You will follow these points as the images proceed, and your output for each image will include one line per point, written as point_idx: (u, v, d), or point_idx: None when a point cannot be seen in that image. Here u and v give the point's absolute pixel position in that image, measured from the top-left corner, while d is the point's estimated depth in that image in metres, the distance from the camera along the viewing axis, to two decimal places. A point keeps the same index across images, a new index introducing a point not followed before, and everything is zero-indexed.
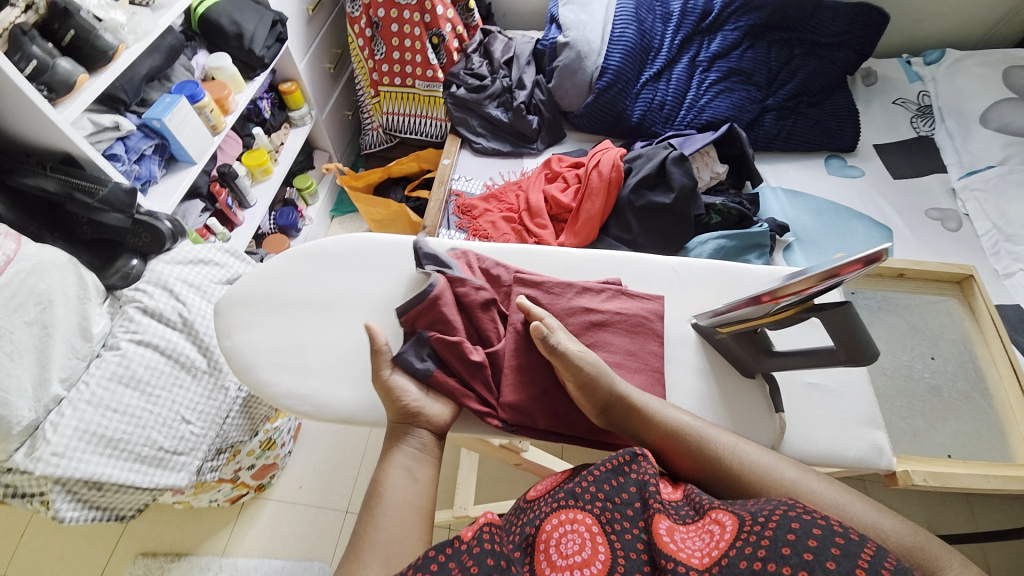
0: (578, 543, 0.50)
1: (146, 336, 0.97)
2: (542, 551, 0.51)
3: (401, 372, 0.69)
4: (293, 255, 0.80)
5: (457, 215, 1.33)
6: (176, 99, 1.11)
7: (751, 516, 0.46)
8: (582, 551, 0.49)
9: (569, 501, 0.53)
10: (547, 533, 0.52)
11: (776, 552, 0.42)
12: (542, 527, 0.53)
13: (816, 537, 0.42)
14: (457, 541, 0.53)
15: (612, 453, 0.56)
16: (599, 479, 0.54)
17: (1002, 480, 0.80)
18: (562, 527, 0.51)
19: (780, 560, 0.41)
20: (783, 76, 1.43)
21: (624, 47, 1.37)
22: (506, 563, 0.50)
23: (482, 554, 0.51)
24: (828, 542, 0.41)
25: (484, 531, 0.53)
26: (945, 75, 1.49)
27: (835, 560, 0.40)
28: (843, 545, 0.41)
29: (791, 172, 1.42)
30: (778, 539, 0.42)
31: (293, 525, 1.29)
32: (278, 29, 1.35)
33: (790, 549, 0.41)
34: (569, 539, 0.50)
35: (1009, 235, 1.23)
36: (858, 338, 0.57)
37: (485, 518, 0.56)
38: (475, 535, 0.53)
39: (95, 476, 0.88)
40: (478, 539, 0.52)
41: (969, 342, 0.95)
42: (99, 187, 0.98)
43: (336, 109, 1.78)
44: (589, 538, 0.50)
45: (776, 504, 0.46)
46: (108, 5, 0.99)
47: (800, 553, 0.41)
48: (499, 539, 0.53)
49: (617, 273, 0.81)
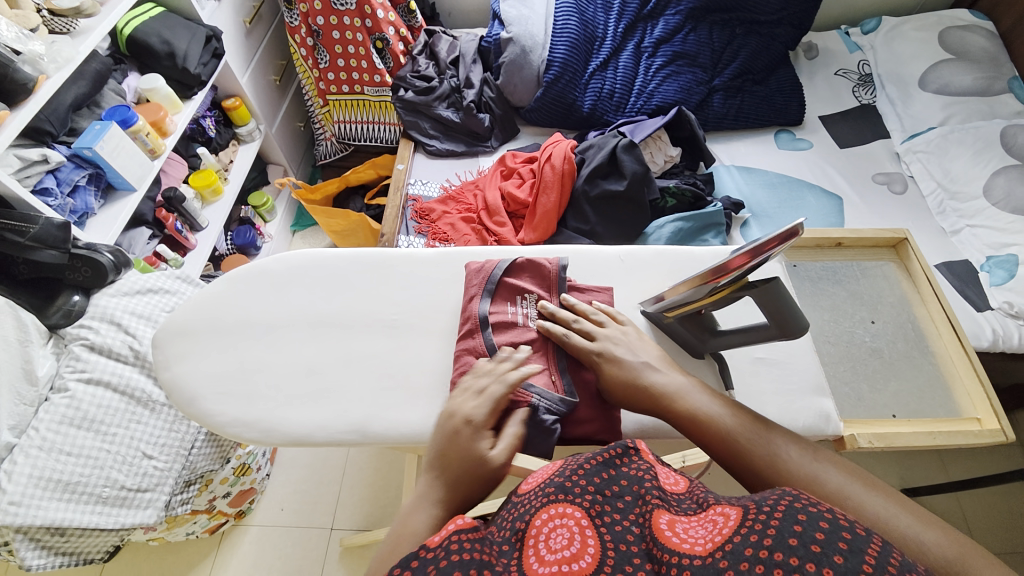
0: (567, 537, 0.46)
1: (96, 374, 0.93)
2: (529, 545, 0.47)
3: (441, 442, 0.59)
4: (233, 277, 0.78)
5: (416, 219, 1.31)
6: (107, 125, 1.07)
7: (755, 504, 0.42)
8: (570, 546, 0.46)
9: (558, 495, 0.50)
10: (536, 528, 0.48)
11: (782, 541, 0.37)
12: (531, 523, 0.49)
13: (823, 529, 0.37)
14: (422, 551, 0.46)
15: (602, 447, 0.55)
16: (589, 472, 0.52)
17: (948, 436, 0.84)
18: (552, 521, 0.48)
19: (788, 550, 0.37)
20: (727, 57, 1.46)
21: (569, 39, 1.38)
22: (476, 572, 0.44)
23: (450, 565, 0.44)
24: (836, 536, 0.37)
25: (454, 540, 0.47)
26: (883, 43, 1.53)
27: (842, 555, 0.36)
28: (851, 540, 0.37)
29: (742, 150, 1.44)
30: (785, 530, 0.38)
31: (276, 549, 1.26)
32: (213, 45, 1.30)
33: (797, 540, 0.37)
34: (558, 534, 0.47)
35: (953, 193, 1.27)
36: (788, 313, 0.58)
37: (455, 525, 0.49)
38: (443, 544, 0.46)
39: (55, 523, 0.85)
40: (447, 550, 0.45)
41: (909, 303, 0.99)
42: (30, 226, 0.94)
43: (286, 122, 1.74)
44: (578, 532, 0.47)
45: (781, 494, 0.42)
46: (25, 36, 0.93)
47: (806, 544, 0.37)
48: (474, 547, 0.46)
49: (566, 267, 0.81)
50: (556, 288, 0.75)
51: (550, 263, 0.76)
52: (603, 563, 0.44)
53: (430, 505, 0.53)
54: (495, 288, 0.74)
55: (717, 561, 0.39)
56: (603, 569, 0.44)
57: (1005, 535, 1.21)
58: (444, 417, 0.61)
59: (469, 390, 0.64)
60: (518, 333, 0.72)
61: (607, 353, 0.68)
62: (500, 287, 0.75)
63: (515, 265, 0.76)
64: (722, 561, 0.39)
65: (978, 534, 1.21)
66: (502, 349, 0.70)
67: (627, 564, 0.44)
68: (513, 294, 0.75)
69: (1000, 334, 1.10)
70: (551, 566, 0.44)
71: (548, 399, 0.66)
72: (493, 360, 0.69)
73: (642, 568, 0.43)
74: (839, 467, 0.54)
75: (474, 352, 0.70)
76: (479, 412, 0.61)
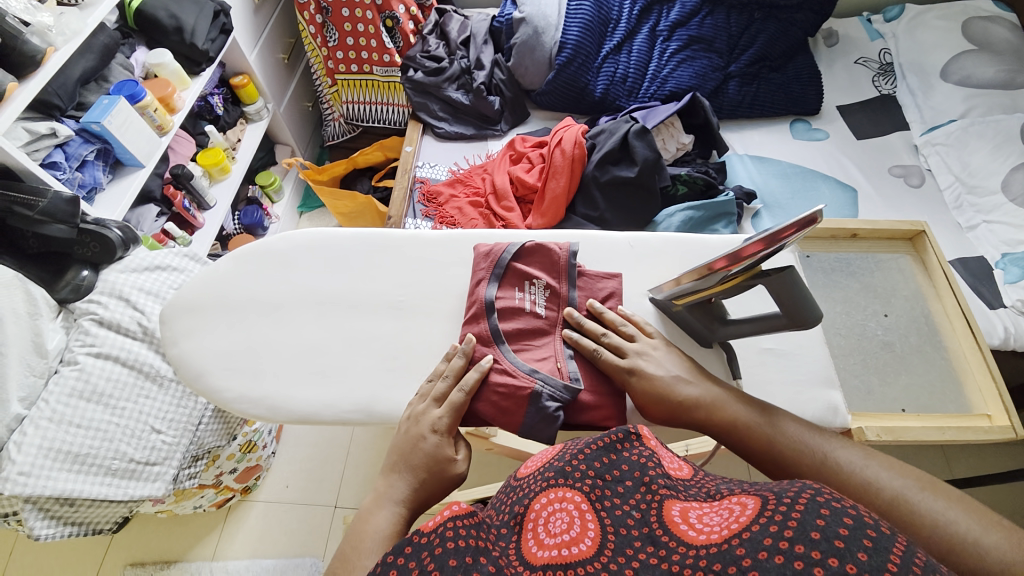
0: (566, 521, 0.47)
1: (105, 349, 0.94)
2: (529, 529, 0.48)
3: (400, 445, 0.62)
4: (239, 255, 0.78)
5: (423, 202, 1.30)
6: (115, 100, 1.06)
7: (775, 496, 0.41)
8: (570, 530, 0.46)
9: (558, 480, 0.50)
10: (535, 511, 0.49)
11: (804, 535, 0.36)
12: (530, 506, 0.50)
13: (847, 525, 0.36)
14: (416, 536, 0.46)
15: (603, 432, 0.55)
16: (589, 457, 0.52)
17: (956, 432, 0.83)
18: (551, 505, 0.49)
19: (810, 544, 0.36)
20: (744, 42, 1.42)
21: (582, 21, 1.35)
22: (472, 559, 0.44)
23: (445, 555, 0.44)
24: (859, 532, 0.36)
25: (450, 525, 0.46)
26: (906, 31, 1.48)
27: (866, 552, 0.35)
28: (876, 538, 0.36)
29: (757, 139, 1.41)
30: (806, 523, 0.37)
31: (282, 525, 1.28)
32: (221, 20, 1.29)
33: (820, 535, 0.36)
34: (557, 517, 0.47)
35: (971, 187, 1.24)
36: (801, 303, 0.57)
37: (450, 510, 0.48)
38: (438, 530, 0.46)
39: (65, 493, 0.86)
40: (442, 536, 0.46)
41: (922, 297, 0.97)
42: (38, 200, 0.94)
43: (295, 101, 1.72)
44: (578, 516, 0.47)
45: (802, 486, 0.41)
46: (34, 7, 0.92)
47: (830, 539, 0.36)
48: (471, 531, 0.47)
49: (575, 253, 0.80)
50: (565, 274, 0.74)
51: (560, 248, 0.75)
52: (603, 547, 0.44)
53: (390, 506, 0.56)
54: (502, 274, 0.73)
55: (734, 548, 0.39)
56: (603, 553, 0.44)
57: None
58: (405, 425, 0.63)
59: (430, 394, 0.65)
60: (525, 321, 0.71)
61: (639, 370, 0.66)
62: (508, 272, 0.74)
63: (524, 249, 0.75)
64: (738, 548, 0.38)
65: None
66: (507, 333, 0.70)
67: (629, 548, 0.44)
68: (521, 279, 0.74)
69: (1012, 332, 1.08)
70: (549, 550, 0.45)
71: (552, 385, 0.66)
72: (498, 343, 0.69)
73: (643, 551, 0.43)
74: (894, 470, 0.54)
75: (478, 335, 0.69)
76: (443, 421, 0.62)
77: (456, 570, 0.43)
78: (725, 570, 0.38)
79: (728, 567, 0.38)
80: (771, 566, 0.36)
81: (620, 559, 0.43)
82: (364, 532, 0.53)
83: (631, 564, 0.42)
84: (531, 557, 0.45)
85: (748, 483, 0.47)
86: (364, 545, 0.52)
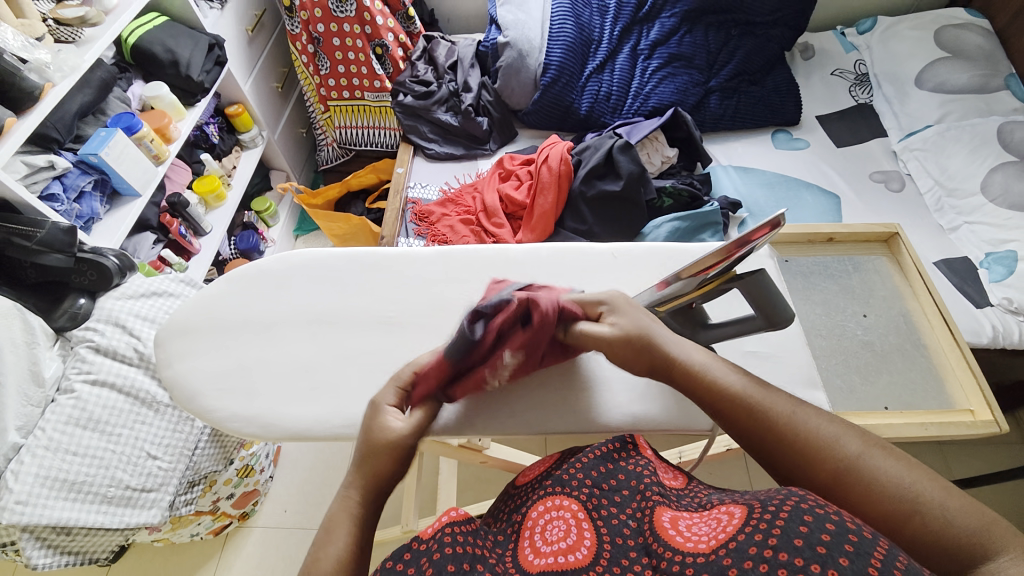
0: (563, 530, 0.47)
1: (101, 375, 0.95)
2: (526, 537, 0.49)
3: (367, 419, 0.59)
4: (233, 276, 0.80)
5: (415, 222, 1.32)
6: (112, 132, 1.09)
7: (761, 504, 0.41)
8: (566, 538, 0.47)
9: (557, 488, 0.52)
10: (532, 520, 0.50)
11: (787, 542, 0.37)
12: (527, 515, 0.51)
13: (830, 531, 0.36)
14: (415, 543, 0.47)
15: (602, 442, 0.56)
16: (586, 466, 0.53)
17: (941, 428, 0.84)
18: (548, 514, 0.50)
19: (793, 551, 0.36)
20: (722, 58, 1.47)
21: (565, 43, 1.40)
22: (469, 565, 0.45)
23: (443, 559, 0.45)
24: (842, 538, 0.36)
25: (449, 531, 0.47)
26: (879, 42, 1.54)
27: (848, 558, 0.35)
28: (857, 544, 0.36)
29: (739, 150, 1.45)
30: (790, 530, 0.37)
31: (279, 550, 1.27)
32: (216, 53, 1.33)
33: (803, 541, 0.36)
34: (554, 525, 0.48)
35: (950, 189, 1.27)
36: (774, 303, 0.62)
37: (450, 516, 0.50)
38: (436, 536, 0.47)
39: (60, 522, 0.86)
40: (441, 541, 0.46)
41: (901, 296, 0.99)
42: (36, 231, 0.96)
43: (289, 128, 1.77)
44: (574, 524, 0.48)
45: (788, 494, 0.41)
46: (31, 45, 0.96)
47: (813, 546, 0.36)
48: (469, 536, 0.48)
49: (561, 265, 0.82)
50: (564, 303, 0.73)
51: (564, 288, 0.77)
52: (599, 556, 0.45)
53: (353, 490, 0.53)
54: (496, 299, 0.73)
55: (720, 558, 0.39)
56: (599, 561, 0.44)
57: None
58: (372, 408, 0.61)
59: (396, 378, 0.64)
60: None
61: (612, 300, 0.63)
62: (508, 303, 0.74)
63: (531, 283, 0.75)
64: (725, 558, 0.39)
65: None
66: None
67: (624, 558, 0.44)
68: None
69: (999, 330, 1.09)
70: (546, 557, 0.45)
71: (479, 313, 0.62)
72: None
73: (639, 562, 0.44)
74: (861, 435, 0.50)
75: None
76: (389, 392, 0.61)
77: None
78: None
79: None
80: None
81: (616, 568, 0.44)
82: (336, 518, 0.51)
83: (626, 574, 0.43)
84: (528, 564, 0.46)
85: (737, 492, 0.47)
86: (339, 529, 0.50)
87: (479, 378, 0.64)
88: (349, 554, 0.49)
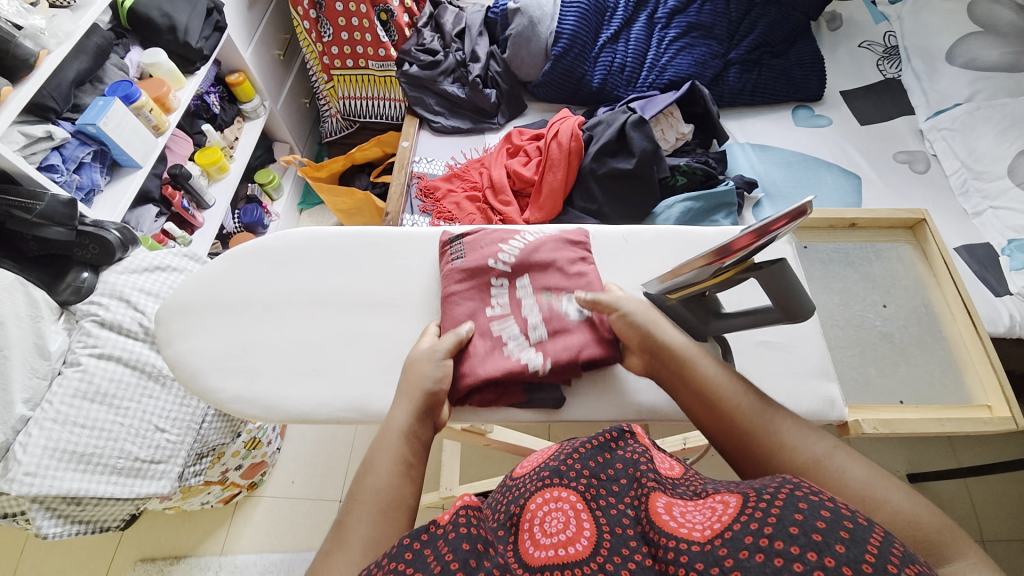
0: (562, 521, 0.47)
1: (107, 350, 0.95)
2: (525, 530, 0.48)
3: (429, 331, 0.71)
4: (234, 255, 0.78)
5: (421, 197, 1.29)
6: (110, 101, 1.06)
7: (755, 492, 0.41)
8: (565, 529, 0.46)
9: (554, 479, 0.51)
10: (531, 511, 0.49)
11: (782, 530, 0.37)
12: (526, 507, 0.50)
13: (824, 518, 0.36)
14: (433, 526, 0.46)
15: (597, 431, 0.55)
16: (584, 456, 0.53)
17: (955, 423, 0.82)
18: (547, 505, 0.49)
19: (788, 539, 0.36)
20: (744, 28, 1.40)
21: (578, 10, 1.33)
22: (482, 548, 0.44)
23: (457, 540, 0.44)
24: (837, 524, 0.36)
25: (462, 514, 0.47)
26: (911, 13, 1.45)
27: (843, 544, 0.35)
28: (853, 529, 0.36)
29: (758, 126, 1.39)
30: (785, 518, 0.37)
31: (288, 521, 1.30)
32: (215, 18, 1.28)
33: (798, 529, 0.36)
34: (553, 517, 0.47)
35: (977, 172, 1.21)
36: (793, 294, 0.60)
37: (462, 501, 0.49)
38: (451, 519, 0.46)
39: (71, 492, 0.87)
40: (455, 523, 0.46)
41: (923, 286, 0.96)
42: (36, 203, 0.94)
43: (292, 97, 1.72)
44: (573, 515, 0.47)
45: (781, 481, 0.41)
46: (26, 10, 0.92)
47: (808, 534, 0.36)
48: (477, 522, 0.47)
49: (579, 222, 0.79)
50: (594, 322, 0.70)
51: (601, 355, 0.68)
52: (599, 546, 0.44)
53: (396, 417, 0.60)
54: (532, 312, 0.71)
55: (716, 548, 0.38)
56: (599, 552, 0.44)
57: (1012, 522, 1.20)
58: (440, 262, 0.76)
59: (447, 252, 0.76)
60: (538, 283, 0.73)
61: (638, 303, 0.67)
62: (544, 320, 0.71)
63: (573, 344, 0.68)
64: (721, 549, 0.38)
65: (985, 522, 1.20)
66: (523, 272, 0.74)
67: (623, 548, 0.43)
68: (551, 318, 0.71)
69: (1019, 319, 1.06)
70: (546, 550, 0.45)
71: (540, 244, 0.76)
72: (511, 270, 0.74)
73: (639, 552, 0.43)
74: (830, 440, 0.54)
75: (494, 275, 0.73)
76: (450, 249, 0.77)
77: (468, 555, 0.43)
78: (708, 570, 0.37)
79: (711, 568, 0.37)
80: (752, 566, 0.36)
81: (616, 559, 0.43)
82: (385, 433, 0.59)
83: (628, 566, 0.42)
84: (528, 558, 0.45)
85: (733, 481, 0.46)
86: (387, 444, 0.58)
87: (503, 234, 0.77)
88: (395, 467, 0.56)
